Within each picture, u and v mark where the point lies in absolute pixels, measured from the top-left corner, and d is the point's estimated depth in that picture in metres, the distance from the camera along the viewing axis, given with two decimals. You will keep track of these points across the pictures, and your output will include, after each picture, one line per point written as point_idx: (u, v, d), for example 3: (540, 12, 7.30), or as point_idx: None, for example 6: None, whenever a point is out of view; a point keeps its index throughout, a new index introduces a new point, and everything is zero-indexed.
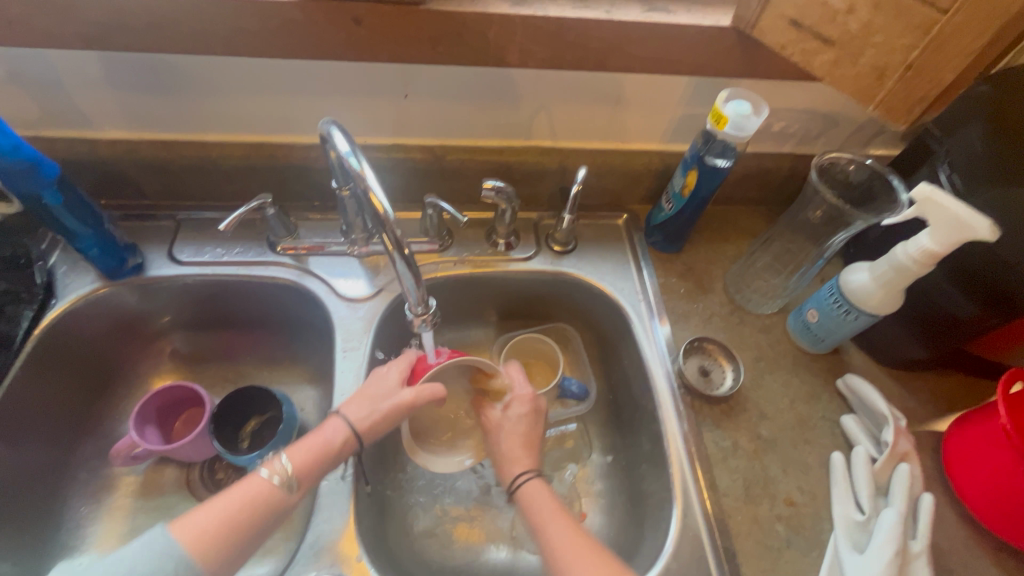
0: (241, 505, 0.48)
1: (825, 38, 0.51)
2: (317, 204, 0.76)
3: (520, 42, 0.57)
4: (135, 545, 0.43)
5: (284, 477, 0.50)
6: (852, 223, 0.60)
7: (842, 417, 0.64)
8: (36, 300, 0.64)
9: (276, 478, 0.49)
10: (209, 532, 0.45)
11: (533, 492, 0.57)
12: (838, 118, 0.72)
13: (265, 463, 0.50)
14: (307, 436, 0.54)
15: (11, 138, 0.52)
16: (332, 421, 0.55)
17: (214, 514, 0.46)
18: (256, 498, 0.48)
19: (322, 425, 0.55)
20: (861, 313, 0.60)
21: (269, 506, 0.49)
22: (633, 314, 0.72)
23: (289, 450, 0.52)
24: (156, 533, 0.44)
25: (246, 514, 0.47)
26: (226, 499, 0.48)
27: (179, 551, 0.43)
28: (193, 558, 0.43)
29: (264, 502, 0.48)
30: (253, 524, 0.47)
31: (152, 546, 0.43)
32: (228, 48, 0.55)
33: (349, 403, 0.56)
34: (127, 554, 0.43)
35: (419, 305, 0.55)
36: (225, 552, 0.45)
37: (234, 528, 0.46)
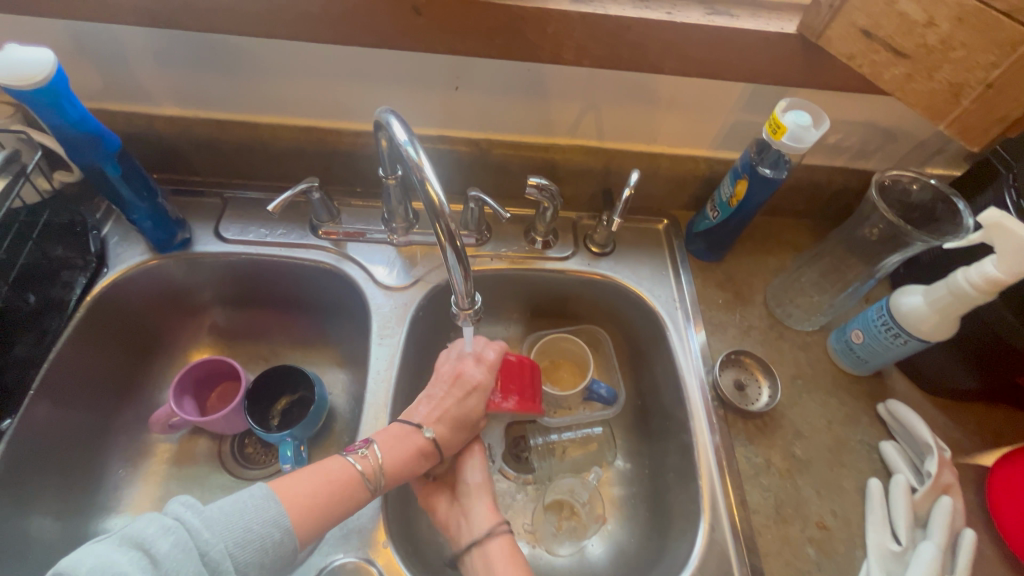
0: (324, 481, 0.51)
1: (898, 50, 0.50)
2: (360, 190, 0.77)
3: (578, 39, 0.57)
4: (250, 504, 0.47)
5: (373, 474, 0.54)
6: (910, 245, 0.58)
7: (881, 443, 0.62)
8: (89, 267, 0.66)
9: (363, 469, 0.53)
10: (303, 498, 0.50)
11: (494, 552, 0.54)
12: (898, 133, 0.70)
13: (356, 453, 0.54)
14: (395, 436, 0.57)
15: (80, 110, 0.53)
16: (417, 437, 0.57)
17: (310, 485, 0.51)
18: (342, 485, 0.52)
19: (409, 435, 0.57)
20: (910, 337, 0.58)
21: (352, 491, 0.52)
22: (668, 321, 0.71)
23: (377, 442, 0.56)
24: (257, 491, 0.49)
25: (329, 494, 0.51)
26: (316, 474, 0.52)
27: (288, 525, 0.48)
28: (294, 531, 0.48)
29: (350, 491, 0.52)
30: (339, 504, 0.51)
31: (264, 510, 0.47)
32: (289, 30, 0.55)
33: (433, 423, 0.59)
34: (241, 510, 0.47)
35: (466, 300, 0.55)
36: (312, 521, 0.49)
37: (324, 503, 0.51)
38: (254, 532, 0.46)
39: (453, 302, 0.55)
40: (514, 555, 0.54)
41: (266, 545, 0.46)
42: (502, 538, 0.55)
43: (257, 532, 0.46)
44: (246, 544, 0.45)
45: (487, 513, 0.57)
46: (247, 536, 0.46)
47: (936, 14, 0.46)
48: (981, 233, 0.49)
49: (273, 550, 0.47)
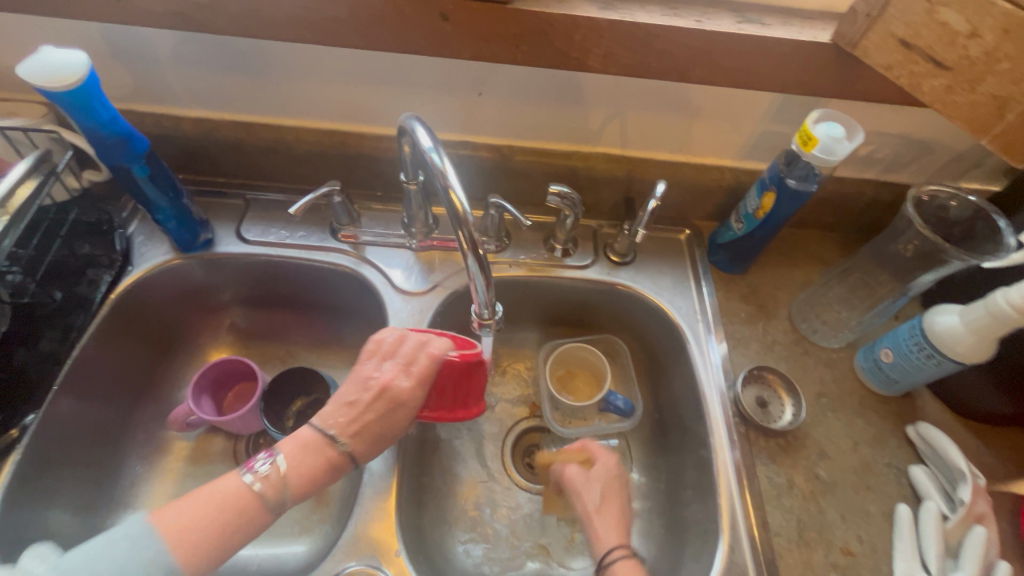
0: (212, 503, 0.45)
1: (940, 61, 0.49)
2: (381, 193, 0.77)
3: (605, 46, 0.56)
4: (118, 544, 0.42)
5: (271, 492, 0.47)
6: (947, 263, 0.56)
7: (910, 467, 0.60)
8: (114, 266, 0.67)
9: (259, 487, 0.46)
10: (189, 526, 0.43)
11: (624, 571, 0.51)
12: (933, 145, 0.68)
13: (255, 468, 0.47)
14: (307, 447, 0.50)
15: (110, 111, 0.54)
16: (331, 450, 0.50)
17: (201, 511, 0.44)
18: (234, 507, 0.45)
19: (321, 446, 0.50)
20: (945, 359, 0.56)
21: (243, 515, 0.46)
22: (689, 333, 0.70)
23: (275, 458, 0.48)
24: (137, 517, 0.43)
25: (215, 517, 0.44)
26: (201, 498, 0.45)
27: (168, 563, 0.41)
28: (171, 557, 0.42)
29: (243, 514, 0.46)
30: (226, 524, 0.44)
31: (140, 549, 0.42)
32: (317, 35, 0.55)
33: (355, 434, 0.51)
34: (111, 552, 0.41)
35: (486, 309, 0.54)
36: (204, 539, 0.43)
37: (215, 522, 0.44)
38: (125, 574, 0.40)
39: (473, 311, 0.55)
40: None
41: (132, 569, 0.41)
42: (631, 559, 0.52)
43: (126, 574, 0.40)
44: None
45: (614, 533, 0.54)
46: None
47: (981, 25, 0.45)
48: None
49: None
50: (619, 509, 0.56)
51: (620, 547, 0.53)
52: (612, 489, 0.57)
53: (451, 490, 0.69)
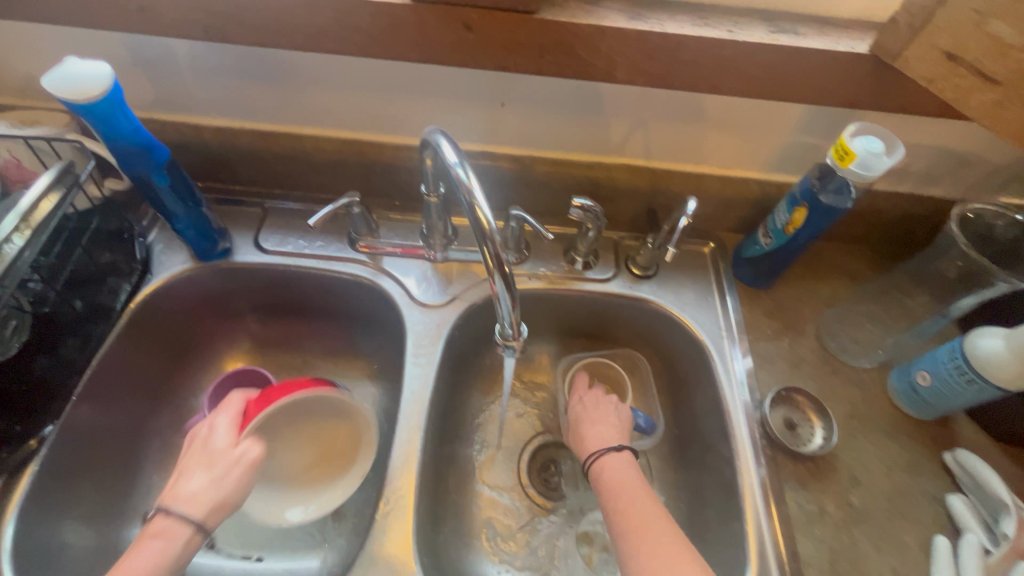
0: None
1: (989, 76, 0.47)
2: (399, 203, 0.76)
3: (633, 56, 0.54)
4: None
5: None
6: (993, 285, 0.54)
7: (948, 496, 0.57)
8: (134, 274, 0.67)
9: None
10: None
11: (613, 464, 0.58)
12: (972, 159, 0.65)
13: None
14: (132, 548, 0.47)
15: (133, 122, 0.54)
16: (155, 522, 0.49)
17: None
18: None
19: (146, 532, 0.48)
20: (986, 385, 0.53)
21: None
22: (714, 349, 0.68)
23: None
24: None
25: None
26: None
27: None
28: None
29: None
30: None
31: None
32: (339, 45, 0.55)
33: (184, 497, 0.50)
34: None
35: (512, 328, 0.53)
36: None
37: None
38: None
39: (499, 329, 0.54)
40: (632, 469, 0.57)
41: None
42: (616, 453, 0.59)
43: None
44: None
45: (596, 438, 0.61)
46: None
47: None
48: None
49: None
50: (608, 418, 0.64)
51: (598, 447, 0.60)
52: (593, 408, 0.66)
53: (467, 506, 0.68)
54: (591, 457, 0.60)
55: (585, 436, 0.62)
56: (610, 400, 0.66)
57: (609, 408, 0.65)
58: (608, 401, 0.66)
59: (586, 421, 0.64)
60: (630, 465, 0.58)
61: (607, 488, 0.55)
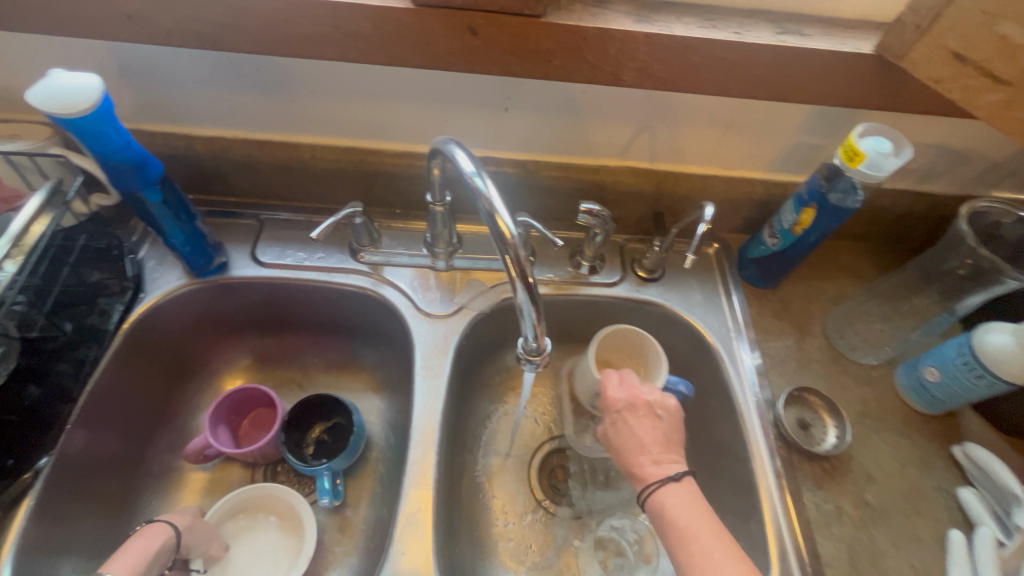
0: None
1: (996, 76, 0.47)
2: (400, 211, 0.74)
3: (642, 60, 0.53)
4: None
5: None
6: (1000, 281, 0.55)
7: (959, 490, 0.58)
8: (125, 294, 0.64)
9: None
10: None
11: (671, 498, 0.52)
12: (970, 156, 0.66)
13: None
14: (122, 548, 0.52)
15: (124, 135, 0.51)
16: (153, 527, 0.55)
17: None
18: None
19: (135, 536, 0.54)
20: (995, 380, 0.54)
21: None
22: (724, 351, 0.67)
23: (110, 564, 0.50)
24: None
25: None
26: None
27: None
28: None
29: None
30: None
31: None
32: (340, 52, 0.53)
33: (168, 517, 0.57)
34: None
35: (533, 341, 0.51)
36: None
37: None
38: None
39: (518, 344, 0.52)
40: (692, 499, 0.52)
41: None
42: (673, 484, 0.53)
43: None
44: None
45: (650, 465, 0.55)
46: None
47: None
48: None
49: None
50: (656, 433, 0.57)
51: (656, 478, 0.54)
52: (642, 422, 0.57)
53: (481, 518, 0.67)
54: (649, 487, 0.54)
55: (638, 459, 0.56)
56: (656, 403, 0.58)
57: (656, 416, 0.58)
58: (647, 405, 0.58)
59: (639, 444, 0.56)
60: (692, 495, 0.53)
61: (671, 528, 0.51)
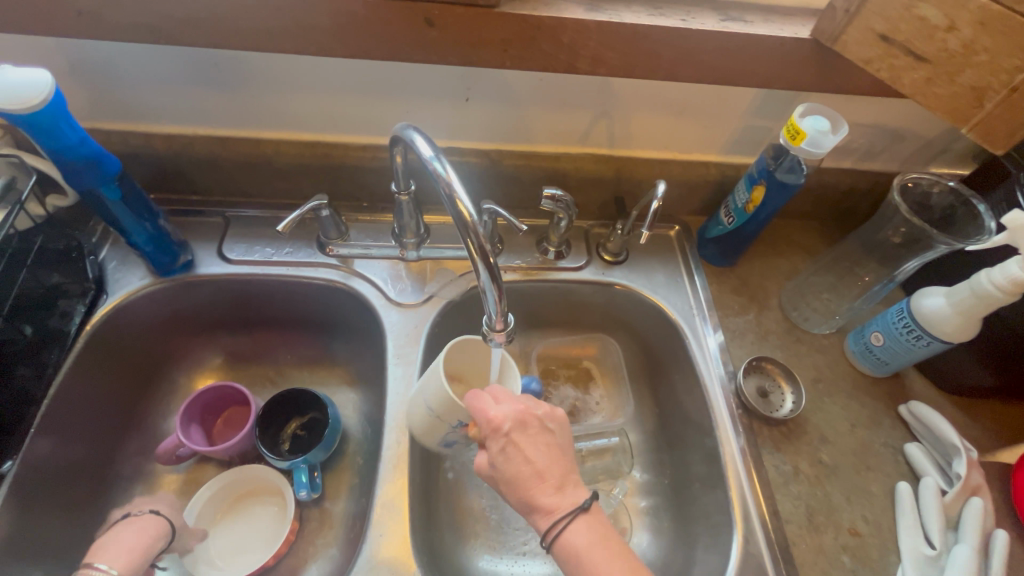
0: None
1: (919, 55, 0.50)
2: (367, 204, 0.75)
3: (593, 47, 0.55)
4: None
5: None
6: (933, 248, 0.58)
7: (905, 445, 0.62)
8: (87, 295, 0.63)
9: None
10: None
11: (578, 533, 0.46)
12: (905, 134, 0.70)
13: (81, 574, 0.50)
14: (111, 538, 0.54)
15: (79, 132, 0.51)
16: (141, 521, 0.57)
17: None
18: None
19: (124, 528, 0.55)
20: (932, 339, 0.58)
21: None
22: (687, 328, 0.70)
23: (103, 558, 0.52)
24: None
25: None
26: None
27: None
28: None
29: None
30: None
31: None
32: (297, 45, 0.53)
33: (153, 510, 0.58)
34: None
35: (497, 320, 0.51)
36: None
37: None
38: None
39: (483, 322, 0.51)
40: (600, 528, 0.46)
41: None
42: (582, 515, 0.46)
43: None
44: None
45: (551, 498, 0.47)
46: None
47: (958, 19, 0.46)
48: (1005, 236, 0.49)
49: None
50: (550, 454, 0.48)
51: (564, 512, 0.46)
52: (535, 442, 0.48)
53: (459, 501, 0.68)
54: (553, 525, 0.46)
55: (539, 490, 0.47)
56: (544, 414, 0.50)
57: (546, 431, 0.49)
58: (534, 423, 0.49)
59: (534, 471, 0.47)
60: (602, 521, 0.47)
61: (582, 568, 0.45)
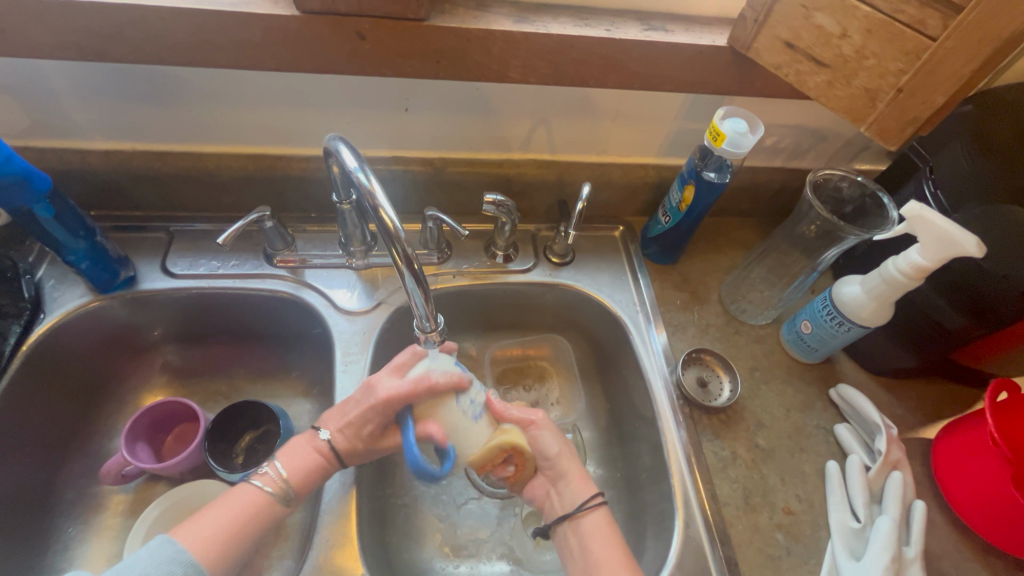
0: (236, 513, 0.51)
1: (820, 60, 0.53)
2: (315, 215, 0.76)
3: (523, 57, 0.58)
4: (143, 555, 0.46)
5: (277, 490, 0.53)
6: (845, 239, 0.62)
7: (835, 426, 0.66)
8: (23, 315, 0.62)
9: (268, 489, 0.53)
10: (210, 540, 0.49)
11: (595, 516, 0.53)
12: (825, 134, 0.75)
13: (258, 476, 0.54)
14: (296, 445, 0.56)
15: (3, 150, 0.50)
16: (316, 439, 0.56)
17: (214, 524, 0.50)
18: (255, 512, 0.52)
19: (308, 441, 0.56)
20: (853, 325, 0.62)
21: (260, 516, 0.52)
22: (630, 325, 0.73)
23: (280, 461, 0.55)
24: (162, 541, 0.47)
25: (241, 522, 0.51)
26: (225, 509, 0.51)
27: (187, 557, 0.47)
28: (198, 561, 0.47)
29: (264, 511, 0.52)
30: (249, 528, 0.51)
31: (161, 554, 0.46)
32: (230, 59, 0.54)
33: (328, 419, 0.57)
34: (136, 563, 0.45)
35: (428, 321, 0.56)
36: (221, 559, 0.49)
37: (234, 533, 0.50)
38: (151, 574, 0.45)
39: (416, 325, 0.57)
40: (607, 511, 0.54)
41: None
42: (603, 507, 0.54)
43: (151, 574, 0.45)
44: None
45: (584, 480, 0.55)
46: None
47: (849, 26, 0.49)
48: (906, 225, 0.53)
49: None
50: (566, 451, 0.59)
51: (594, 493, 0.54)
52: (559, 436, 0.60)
53: (413, 506, 0.69)
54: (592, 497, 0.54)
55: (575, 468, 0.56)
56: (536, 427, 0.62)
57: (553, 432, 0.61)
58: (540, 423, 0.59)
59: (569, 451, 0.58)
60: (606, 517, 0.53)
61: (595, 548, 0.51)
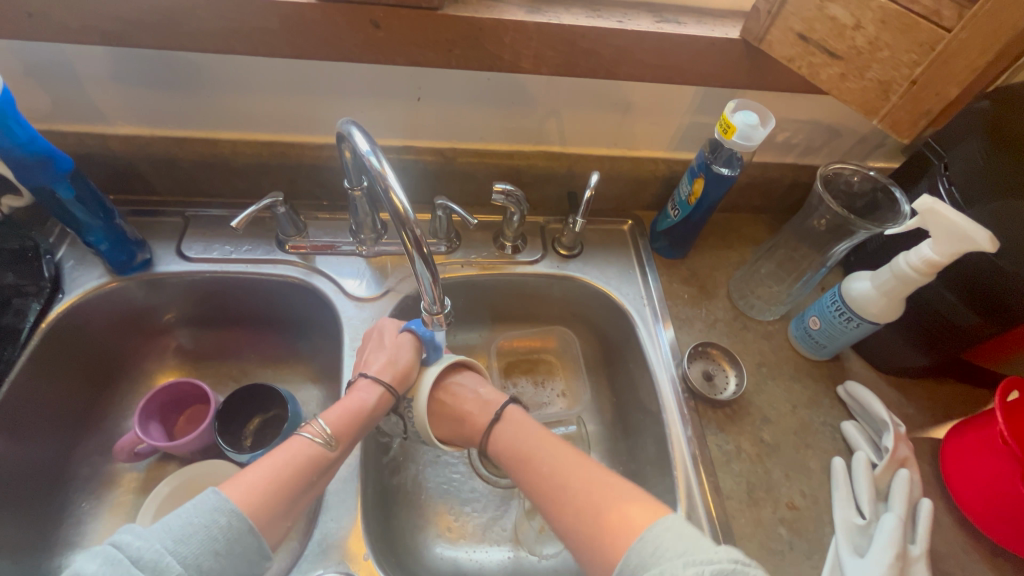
0: (287, 462, 0.50)
1: (832, 52, 0.52)
2: (327, 203, 0.77)
3: (534, 47, 0.58)
4: (187, 505, 0.44)
5: (326, 438, 0.52)
6: (855, 233, 0.62)
7: (842, 423, 0.66)
8: (43, 293, 0.64)
9: (319, 439, 0.52)
10: (258, 492, 0.47)
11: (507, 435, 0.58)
12: (839, 129, 0.74)
13: (304, 428, 0.53)
14: (340, 399, 0.57)
15: (28, 130, 0.52)
16: (361, 383, 0.58)
17: (260, 477, 0.48)
18: (303, 462, 0.51)
19: (353, 389, 0.58)
20: (862, 321, 0.62)
21: (313, 467, 0.51)
22: (637, 317, 0.73)
23: (324, 415, 0.55)
24: (207, 494, 0.45)
25: (292, 474, 0.50)
26: (273, 463, 0.49)
27: (233, 506, 0.44)
28: (245, 513, 0.45)
29: (313, 461, 0.51)
30: (297, 484, 0.49)
31: (203, 504, 0.44)
32: (248, 46, 0.55)
33: (371, 365, 0.59)
34: (179, 513, 0.43)
35: (435, 304, 0.58)
36: (272, 514, 0.47)
37: (281, 486, 0.48)
38: (195, 525, 0.42)
39: (423, 306, 0.58)
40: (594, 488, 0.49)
41: (214, 534, 0.42)
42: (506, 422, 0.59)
43: (196, 525, 0.42)
44: (186, 539, 0.41)
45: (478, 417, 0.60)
46: (186, 532, 0.42)
47: (863, 17, 0.49)
48: (918, 219, 0.52)
49: (226, 536, 0.43)
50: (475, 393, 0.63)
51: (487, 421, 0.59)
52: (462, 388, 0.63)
53: (417, 493, 0.69)
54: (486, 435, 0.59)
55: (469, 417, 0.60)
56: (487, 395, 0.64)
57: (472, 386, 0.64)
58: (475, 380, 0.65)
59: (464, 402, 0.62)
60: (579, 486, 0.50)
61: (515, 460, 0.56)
